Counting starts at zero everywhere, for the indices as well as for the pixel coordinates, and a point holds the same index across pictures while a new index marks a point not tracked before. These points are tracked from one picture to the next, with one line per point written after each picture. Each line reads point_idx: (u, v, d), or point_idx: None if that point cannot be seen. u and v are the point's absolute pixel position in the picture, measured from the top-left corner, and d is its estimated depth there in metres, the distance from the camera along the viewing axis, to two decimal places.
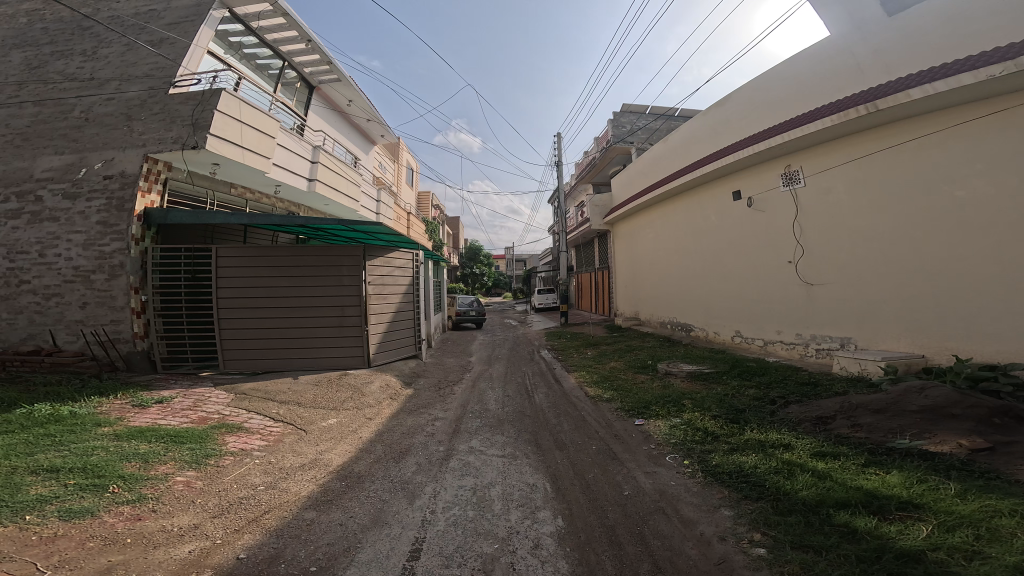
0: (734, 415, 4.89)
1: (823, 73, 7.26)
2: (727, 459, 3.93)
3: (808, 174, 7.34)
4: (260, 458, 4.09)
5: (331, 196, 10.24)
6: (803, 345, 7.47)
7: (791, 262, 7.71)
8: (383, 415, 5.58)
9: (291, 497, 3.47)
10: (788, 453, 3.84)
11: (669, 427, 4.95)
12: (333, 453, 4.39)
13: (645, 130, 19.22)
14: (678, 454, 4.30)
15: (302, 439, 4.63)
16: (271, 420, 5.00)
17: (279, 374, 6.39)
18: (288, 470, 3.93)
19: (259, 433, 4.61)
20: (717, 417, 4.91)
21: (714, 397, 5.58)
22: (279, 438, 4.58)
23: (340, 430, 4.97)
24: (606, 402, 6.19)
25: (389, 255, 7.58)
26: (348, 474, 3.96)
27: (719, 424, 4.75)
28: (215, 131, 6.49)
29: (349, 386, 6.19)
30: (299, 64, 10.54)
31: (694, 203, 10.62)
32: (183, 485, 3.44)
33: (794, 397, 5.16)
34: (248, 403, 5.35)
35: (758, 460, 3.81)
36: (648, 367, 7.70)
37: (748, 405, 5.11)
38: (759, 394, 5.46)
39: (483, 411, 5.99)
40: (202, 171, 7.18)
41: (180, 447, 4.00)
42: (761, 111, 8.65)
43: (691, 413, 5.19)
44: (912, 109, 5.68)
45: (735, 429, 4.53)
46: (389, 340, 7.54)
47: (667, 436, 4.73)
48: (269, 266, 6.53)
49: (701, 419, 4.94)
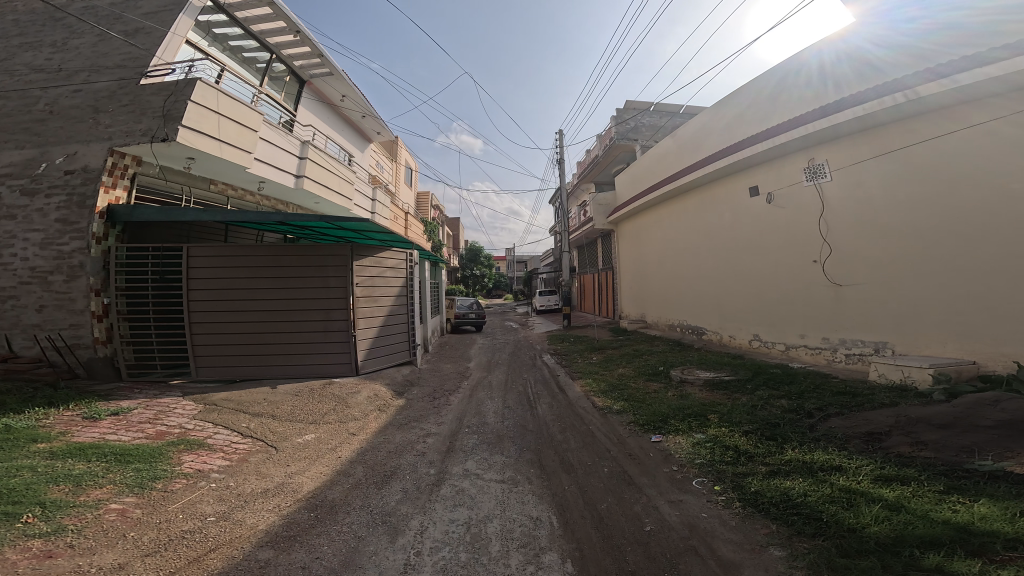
0: (769, 430, 4.29)
1: (831, 68, 6.77)
2: (771, 485, 3.35)
3: (834, 167, 6.78)
4: (218, 482, 3.52)
5: (321, 193, 9.66)
6: (830, 349, 6.86)
7: (816, 261, 7.09)
8: (369, 430, 5.01)
9: (246, 532, 2.90)
10: (842, 477, 3.26)
11: (692, 445, 4.37)
12: (305, 476, 3.82)
13: (650, 127, 18.65)
14: (706, 479, 3.71)
15: (271, 459, 4.07)
16: (239, 436, 4.43)
17: (257, 383, 5.81)
18: (248, 497, 3.35)
19: (222, 452, 4.05)
20: (747, 435, 4.30)
21: (741, 409, 4.98)
22: (244, 457, 4.02)
23: (318, 449, 4.39)
24: (617, 414, 5.61)
25: (380, 254, 7.01)
26: (321, 503, 3.39)
27: (753, 441, 4.15)
28: (188, 122, 5.95)
29: (333, 396, 5.63)
30: (288, 57, 10.03)
31: (707, 200, 9.99)
32: (115, 514, 2.86)
33: (834, 409, 4.55)
34: (217, 416, 4.78)
35: (808, 486, 3.24)
36: (660, 374, 7.10)
37: (782, 418, 4.53)
38: (791, 405, 4.85)
39: (480, 425, 5.42)
40: (177, 166, 6.61)
41: (124, 469, 3.43)
42: (762, 107, 8.13)
43: (717, 428, 4.59)
44: (936, 101, 5.40)
45: (773, 449, 3.93)
46: (380, 345, 6.96)
47: (692, 456, 4.15)
48: (248, 266, 5.99)
49: (730, 436, 4.34)
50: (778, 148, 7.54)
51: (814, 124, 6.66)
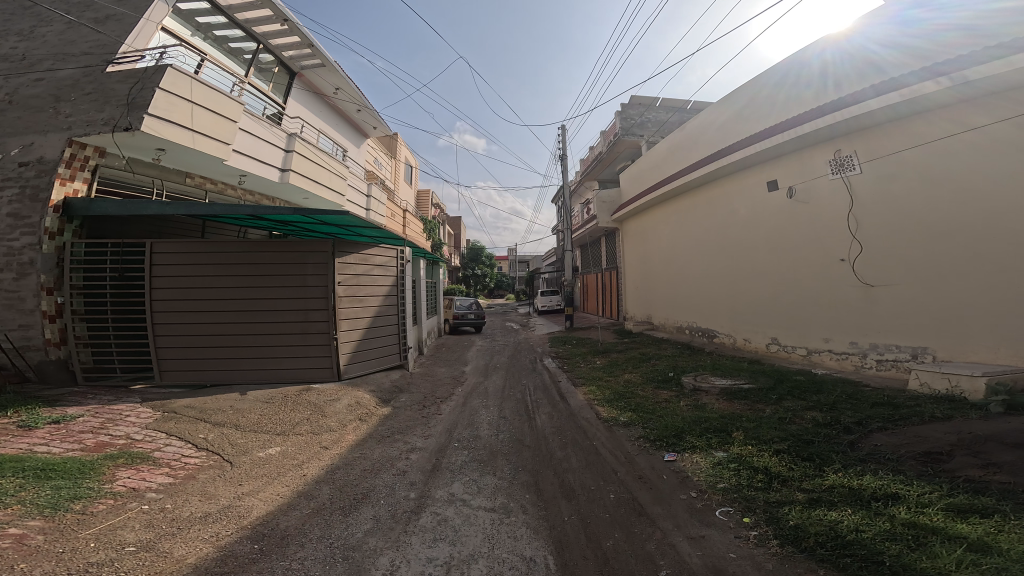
0: (803, 450, 3.71)
1: (832, 69, 6.50)
2: (813, 518, 2.77)
3: (864, 160, 6.19)
4: (152, 504, 3.07)
5: (310, 188, 9.14)
6: (859, 355, 6.24)
7: (844, 260, 6.47)
8: (344, 443, 4.49)
9: (168, 566, 2.42)
10: (904, 510, 2.66)
11: (713, 465, 3.81)
12: (258, 498, 3.32)
13: (656, 122, 17.97)
14: (731, 509, 3.15)
15: (223, 477, 3.58)
16: (192, 449, 3.95)
17: (226, 389, 5.30)
18: (183, 523, 2.87)
19: (167, 467, 3.59)
20: (778, 455, 3.72)
21: (766, 424, 4.38)
22: (192, 474, 3.56)
23: (280, 465, 3.88)
24: (624, 427, 5.05)
25: (367, 252, 6.48)
26: (271, 532, 2.87)
27: (784, 462, 3.58)
28: (154, 110, 5.47)
29: (309, 405, 5.11)
30: (276, 47, 9.55)
31: (720, 196, 9.34)
32: (9, 541, 2.39)
33: (875, 424, 3.95)
34: (172, 426, 4.31)
35: (860, 519, 2.67)
36: (670, 381, 6.51)
37: (814, 434, 3.95)
38: (823, 418, 4.26)
39: (472, 438, 4.88)
40: (145, 158, 6.10)
41: (42, 486, 2.95)
42: (773, 100, 7.62)
43: (742, 446, 4.02)
44: (961, 93, 5.04)
45: (812, 473, 3.34)
46: (366, 348, 6.42)
47: (713, 480, 3.59)
48: (218, 263, 5.49)
49: (758, 456, 3.76)
50: (800, 139, 6.93)
51: (833, 116, 6.20)
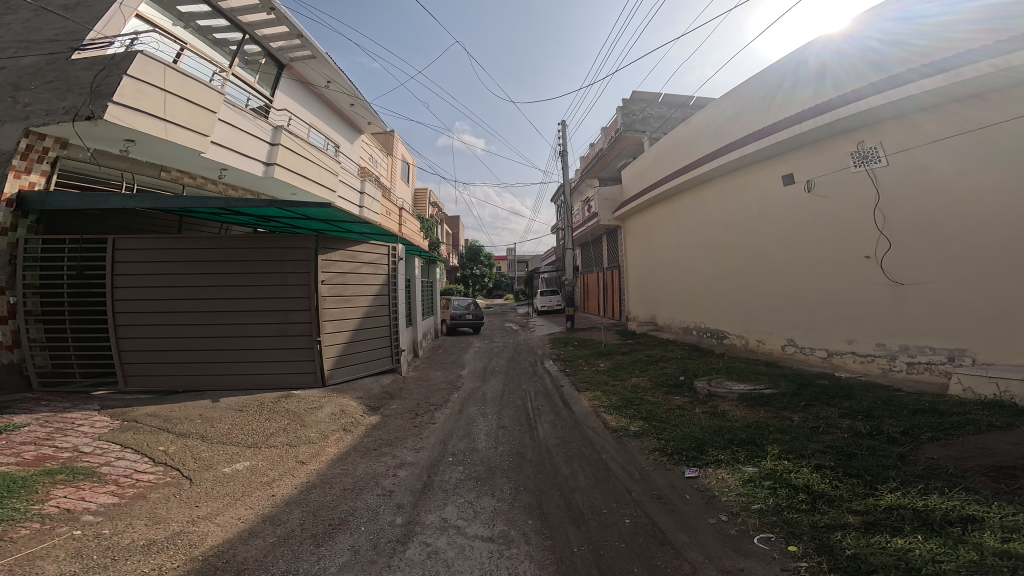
0: (848, 466, 3.26)
1: (828, 69, 6.53)
2: (874, 548, 2.33)
3: (891, 151, 5.79)
4: (87, 528, 2.62)
5: (298, 182, 8.66)
6: (887, 357, 5.82)
7: (870, 257, 6.03)
8: (324, 456, 4.02)
9: None
10: (991, 537, 2.22)
11: (743, 483, 3.37)
12: (216, 523, 2.85)
13: (659, 117, 17.52)
14: (771, 535, 2.71)
15: (178, 497, 3.12)
16: (149, 464, 3.50)
17: (197, 396, 4.83)
18: (121, 552, 2.44)
19: (116, 485, 3.14)
20: (820, 471, 3.27)
21: (799, 436, 3.92)
22: (143, 493, 3.11)
23: (248, 483, 3.42)
24: (635, 438, 4.60)
25: (354, 249, 6.00)
26: (224, 565, 2.41)
27: (826, 480, 3.13)
28: (120, 98, 4.98)
29: (288, 413, 4.64)
30: (263, 38, 9.03)
31: (731, 190, 8.85)
32: None
33: (926, 434, 3.51)
34: (130, 437, 3.85)
35: (936, 549, 2.22)
36: (682, 386, 6.06)
37: (857, 448, 3.50)
38: (863, 428, 3.82)
39: (468, 451, 4.42)
40: (111, 149, 5.60)
41: None
42: (784, 94, 7.33)
43: (777, 461, 3.57)
44: (978, 86, 4.89)
45: (862, 492, 2.91)
46: (354, 351, 5.94)
47: (744, 500, 3.15)
48: (189, 258, 5.02)
49: (796, 472, 3.32)
50: (820, 130, 6.46)
51: (859, 104, 5.77)
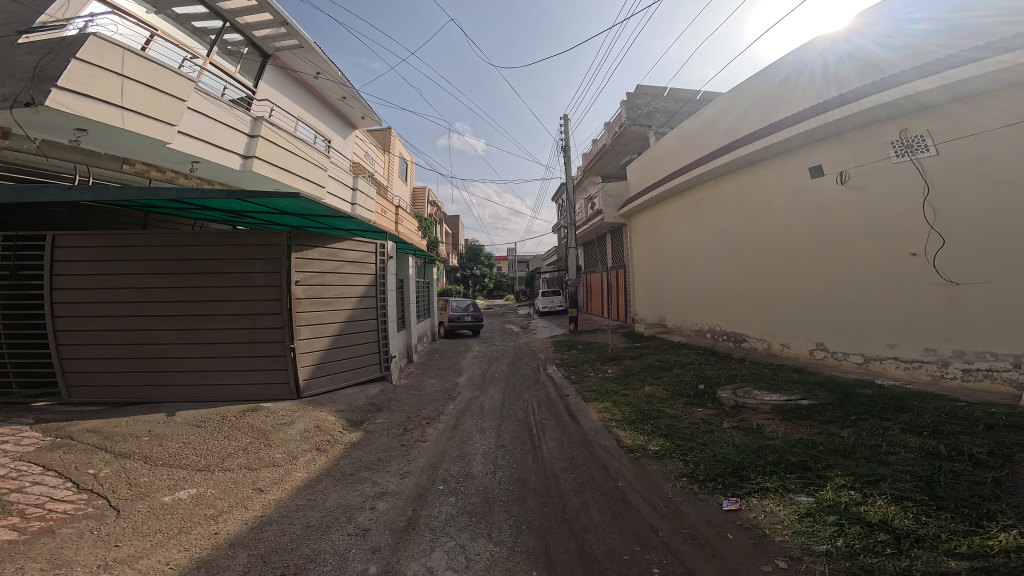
0: (938, 496, 2.70)
1: (834, 69, 6.36)
2: None
3: (939, 141, 5.23)
4: None
5: (281, 177, 8.07)
6: (938, 364, 5.21)
7: (917, 254, 5.43)
8: (288, 484, 3.39)
9: None
10: None
11: (800, 518, 2.76)
12: (137, 567, 2.25)
13: (666, 111, 16.92)
14: None
15: (97, 531, 2.51)
16: (71, 489, 2.89)
17: (150, 409, 4.23)
18: None
19: (21, 516, 2.54)
20: (901, 504, 2.69)
21: (862, 457, 3.35)
22: (53, 526, 2.49)
23: (188, 514, 2.81)
24: (656, 459, 3.98)
25: (335, 245, 5.38)
26: None
27: (912, 519, 2.54)
28: (66, 84, 4.42)
29: (254, 431, 4.02)
30: (246, 26, 8.41)
31: (749, 184, 8.20)
32: None
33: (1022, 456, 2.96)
34: (57, 457, 3.25)
35: None
36: (703, 395, 5.44)
37: (939, 475, 2.92)
38: (939, 450, 3.24)
39: (465, 476, 3.82)
40: (60, 139, 5.00)
41: None
42: (798, 87, 6.93)
43: (840, 491, 2.96)
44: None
45: (963, 530, 2.37)
46: (335, 357, 5.31)
47: (805, 541, 2.54)
48: (139, 254, 4.44)
49: (868, 505, 2.75)
50: (855, 118, 5.89)
51: (905, 89, 5.21)
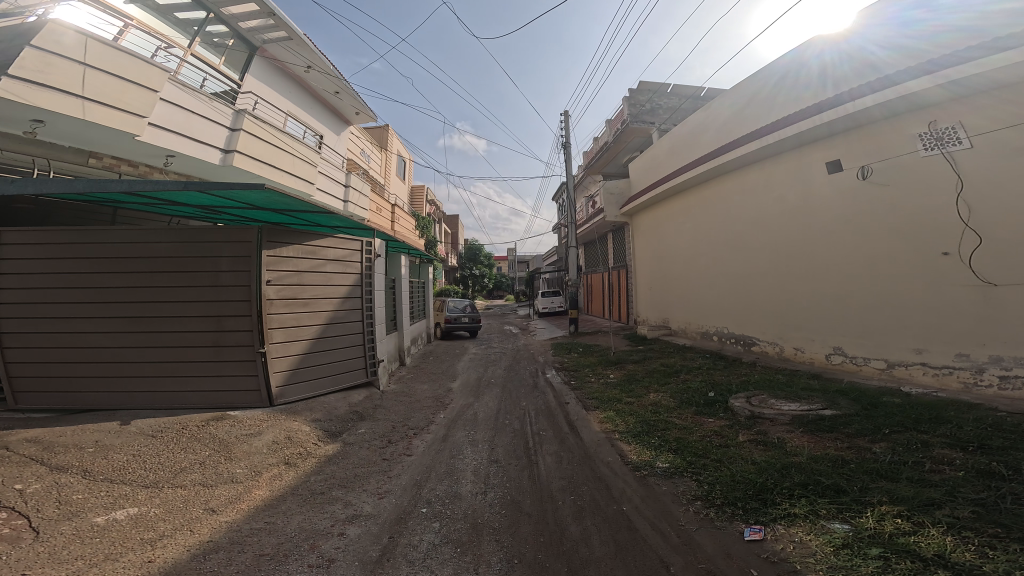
0: (1003, 524, 2.29)
1: (831, 70, 6.09)
2: None
3: (970, 134, 4.83)
4: None
5: (266, 172, 7.69)
6: (971, 370, 4.82)
7: (949, 254, 5.00)
8: (245, 503, 2.98)
9: None
10: None
11: (836, 550, 2.35)
12: None
13: (669, 107, 16.54)
14: None
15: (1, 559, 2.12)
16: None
17: (104, 417, 3.85)
18: None
19: None
20: (960, 535, 2.28)
21: (903, 478, 2.94)
22: None
23: (121, 537, 2.42)
24: (664, 477, 3.58)
25: (314, 241, 4.98)
26: None
27: (976, 554, 2.12)
28: (20, 71, 4.09)
29: (216, 444, 3.62)
30: (231, 17, 8.03)
31: (759, 181, 7.78)
32: None
33: None
34: None
35: None
36: (714, 404, 5.04)
37: (1000, 501, 2.49)
38: (994, 470, 2.81)
39: (451, 496, 3.42)
40: (16, 129, 4.62)
41: None
42: (802, 84, 6.59)
43: (883, 520, 2.54)
44: None
45: None
46: (313, 361, 4.91)
47: None
48: (94, 251, 4.07)
49: (918, 535, 2.34)
50: (875, 109, 5.46)
51: (935, 78, 4.78)
